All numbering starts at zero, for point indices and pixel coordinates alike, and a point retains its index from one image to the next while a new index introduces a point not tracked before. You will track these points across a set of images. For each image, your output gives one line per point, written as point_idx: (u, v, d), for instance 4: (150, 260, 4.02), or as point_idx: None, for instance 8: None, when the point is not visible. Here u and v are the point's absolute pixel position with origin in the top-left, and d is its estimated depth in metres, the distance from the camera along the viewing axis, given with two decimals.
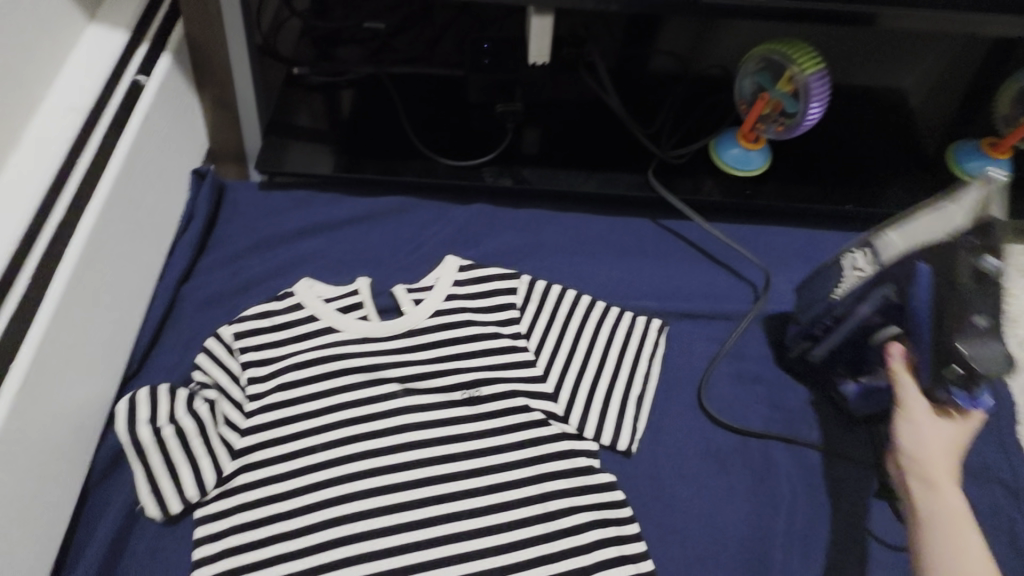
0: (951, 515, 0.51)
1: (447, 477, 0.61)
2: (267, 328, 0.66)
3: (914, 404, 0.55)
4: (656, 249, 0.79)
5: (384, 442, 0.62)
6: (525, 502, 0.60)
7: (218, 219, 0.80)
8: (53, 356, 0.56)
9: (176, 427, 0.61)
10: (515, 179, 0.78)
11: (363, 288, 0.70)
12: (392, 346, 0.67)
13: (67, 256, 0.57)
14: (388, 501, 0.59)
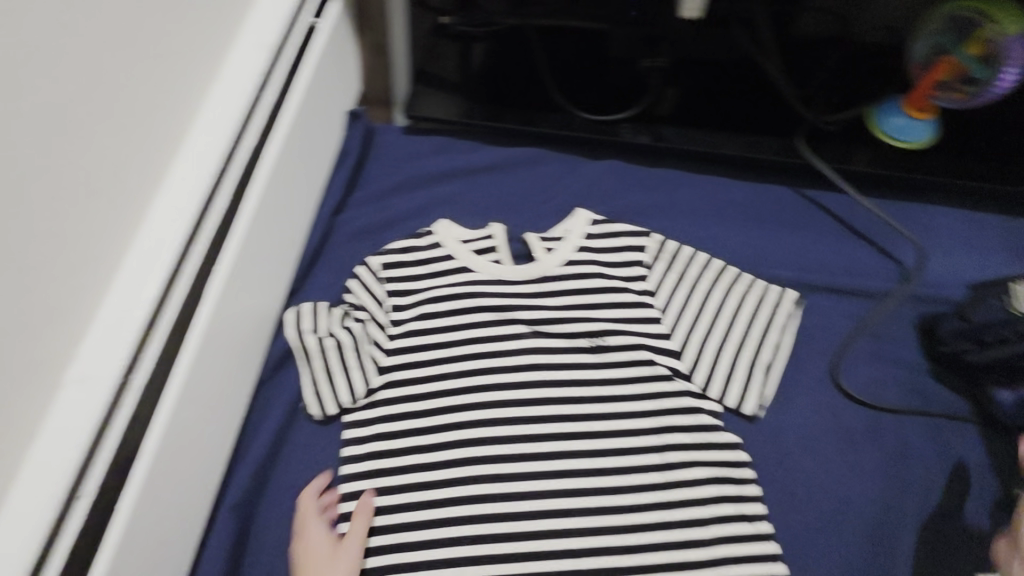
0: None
1: (574, 414, 0.64)
2: (409, 263, 0.72)
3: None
4: (795, 218, 0.76)
5: (515, 376, 0.66)
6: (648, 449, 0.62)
7: (367, 158, 0.86)
8: (245, 266, 0.63)
9: (333, 340, 0.69)
10: (654, 137, 0.78)
11: (498, 233, 0.73)
12: (524, 289, 0.70)
13: (257, 179, 0.64)
14: (518, 430, 0.63)
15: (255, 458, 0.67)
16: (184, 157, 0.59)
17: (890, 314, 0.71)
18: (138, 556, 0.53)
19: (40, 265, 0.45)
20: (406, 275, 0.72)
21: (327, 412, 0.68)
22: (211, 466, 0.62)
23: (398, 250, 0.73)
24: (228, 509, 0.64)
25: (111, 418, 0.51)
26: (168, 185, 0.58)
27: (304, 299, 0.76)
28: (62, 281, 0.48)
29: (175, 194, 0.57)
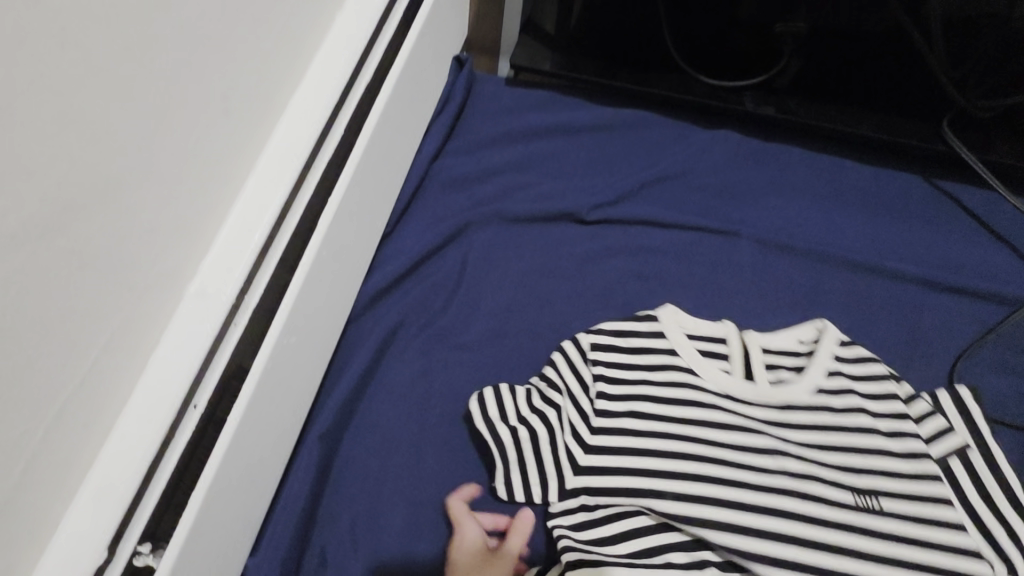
0: None
1: (690, 406, 0.59)
2: (624, 349, 0.63)
3: None
4: (924, 210, 0.71)
5: (639, 358, 0.63)
6: (769, 451, 0.56)
7: (468, 106, 0.85)
8: (353, 198, 0.66)
9: (529, 429, 0.62)
10: (779, 108, 0.75)
11: (734, 339, 0.64)
12: (714, 383, 0.61)
13: (372, 114, 0.67)
14: (634, 407, 0.60)
15: (342, 392, 0.68)
16: (300, 96, 0.62)
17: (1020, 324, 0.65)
18: (241, 463, 0.56)
19: (179, 175, 0.49)
20: (521, 258, 0.75)
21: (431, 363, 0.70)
22: (304, 393, 0.65)
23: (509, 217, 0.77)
24: (315, 438, 0.66)
25: (226, 330, 0.54)
26: (284, 122, 0.61)
27: (397, 243, 0.75)
28: (193, 195, 0.51)
29: (291, 131, 0.60)
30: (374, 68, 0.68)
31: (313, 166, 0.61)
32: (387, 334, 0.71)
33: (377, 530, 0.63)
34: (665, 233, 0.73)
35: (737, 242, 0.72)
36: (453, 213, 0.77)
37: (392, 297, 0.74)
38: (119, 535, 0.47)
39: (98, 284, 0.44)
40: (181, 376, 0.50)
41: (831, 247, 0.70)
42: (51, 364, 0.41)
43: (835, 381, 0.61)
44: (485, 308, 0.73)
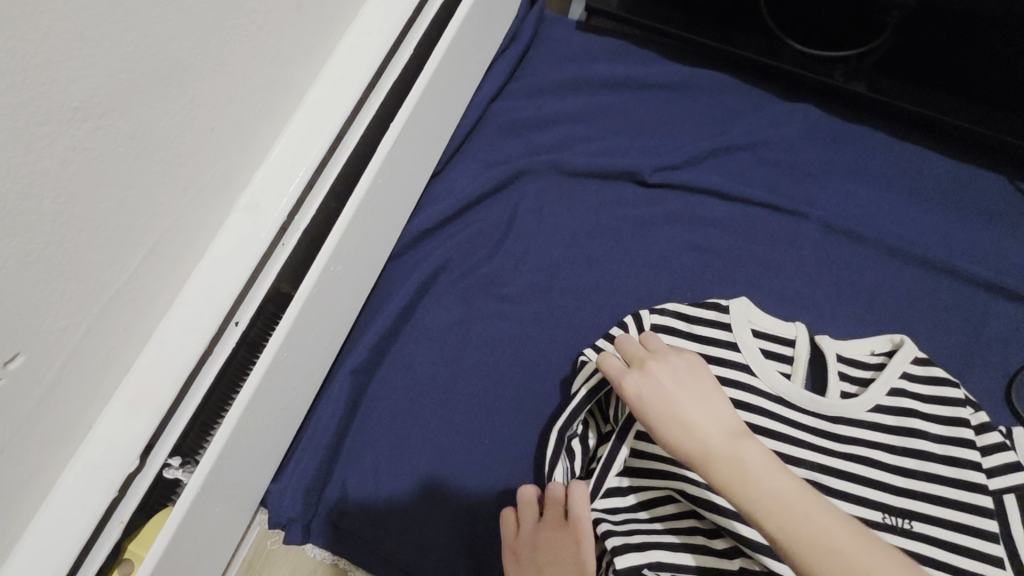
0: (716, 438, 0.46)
1: (732, 390, 0.57)
2: (682, 332, 0.61)
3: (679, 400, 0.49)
4: (1005, 215, 0.67)
5: (697, 347, 0.60)
6: (803, 443, 0.55)
7: (534, 47, 0.79)
8: (414, 126, 0.61)
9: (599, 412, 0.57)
10: (870, 86, 0.70)
11: (803, 341, 0.60)
12: (780, 384, 0.57)
13: (444, 38, 0.62)
14: None
15: (378, 329, 0.65)
16: (369, 10, 0.58)
17: None
18: (275, 390, 0.53)
19: (245, 74, 0.46)
20: (575, 213, 0.71)
21: (471, 309, 0.68)
22: (342, 325, 0.62)
23: (565, 168, 0.72)
24: (347, 372, 0.63)
25: (274, 249, 0.51)
26: (353, 36, 0.57)
27: (447, 182, 0.72)
28: (254, 99, 0.48)
29: (357, 48, 0.57)
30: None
31: (377, 86, 0.57)
32: (429, 276, 0.68)
33: (401, 470, 0.62)
34: (729, 205, 0.70)
35: (805, 224, 0.68)
36: (508, 159, 0.73)
37: (437, 238, 0.70)
38: (151, 445, 0.46)
39: (153, 182, 0.41)
40: (225, 291, 0.48)
41: (905, 242, 0.66)
42: (99, 260, 0.39)
43: (904, 402, 0.57)
44: (531, 262, 0.70)
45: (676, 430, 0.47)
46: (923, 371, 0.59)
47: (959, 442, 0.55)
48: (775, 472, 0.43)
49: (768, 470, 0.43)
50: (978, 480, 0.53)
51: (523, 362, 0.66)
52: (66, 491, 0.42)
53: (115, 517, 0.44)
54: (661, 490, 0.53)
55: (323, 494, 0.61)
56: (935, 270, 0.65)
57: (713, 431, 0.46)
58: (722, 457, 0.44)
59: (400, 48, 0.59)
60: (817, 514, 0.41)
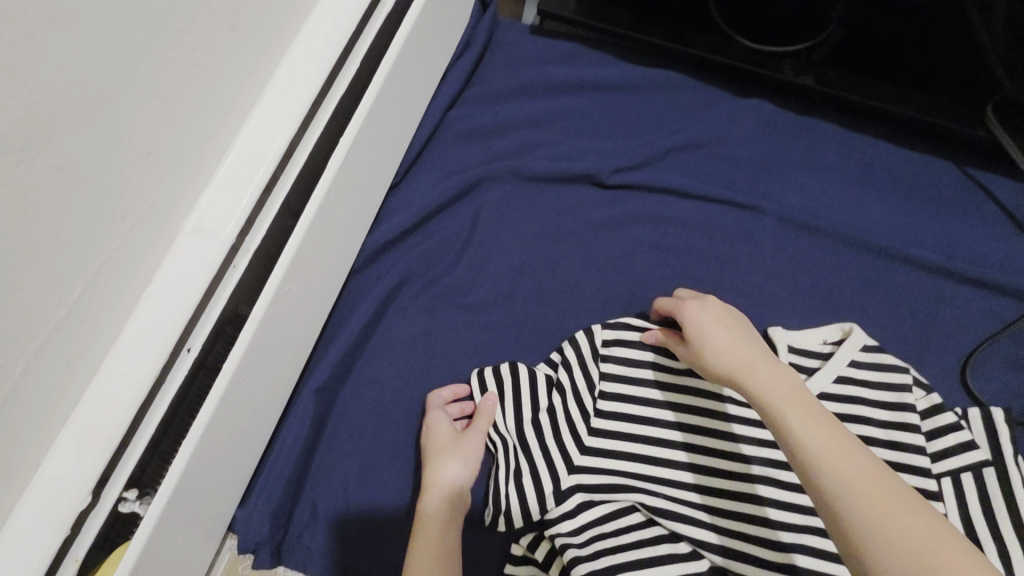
0: (740, 363, 0.51)
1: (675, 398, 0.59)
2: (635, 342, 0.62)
3: (708, 328, 0.54)
4: (954, 199, 0.68)
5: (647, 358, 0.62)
6: (739, 439, 0.57)
7: (488, 54, 0.79)
8: (365, 140, 0.61)
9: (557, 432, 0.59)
10: (818, 79, 0.70)
11: None
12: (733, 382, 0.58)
13: (390, 50, 0.61)
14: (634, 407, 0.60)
15: (341, 346, 0.65)
16: (311, 26, 0.57)
17: None
18: (233, 416, 0.52)
19: (181, 97, 0.45)
20: (535, 218, 0.71)
21: (436, 321, 0.68)
22: (302, 344, 0.61)
23: (523, 174, 0.72)
24: (310, 391, 0.63)
25: (223, 274, 0.50)
26: (296, 53, 0.56)
27: (406, 194, 0.71)
28: (192, 123, 0.47)
29: (301, 64, 0.56)
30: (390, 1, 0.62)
31: (324, 102, 0.57)
32: (392, 289, 0.68)
33: (369, 487, 0.61)
34: (688, 203, 0.70)
35: (762, 219, 0.69)
36: (466, 166, 0.73)
37: (399, 250, 0.70)
38: (104, 481, 0.44)
39: (86, 213, 0.40)
40: (173, 318, 0.47)
41: (859, 231, 0.67)
42: (33, 298, 0.38)
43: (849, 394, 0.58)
44: (493, 269, 0.69)
45: (711, 359, 0.52)
46: (869, 359, 0.58)
47: (903, 427, 0.55)
48: (807, 404, 0.47)
49: (800, 399, 0.47)
50: (922, 464, 0.54)
51: None
52: (15, 535, 0.41)
53: (69, 556, 0.43)
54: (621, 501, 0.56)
55: (292, 516, 0.61)
56: (889, 258, 0.66)
57: (741, 358, 0.51)
58: (744, 374, 0.50)
59: (347, 63, 0.59)
60: (831, 431, 0.44)
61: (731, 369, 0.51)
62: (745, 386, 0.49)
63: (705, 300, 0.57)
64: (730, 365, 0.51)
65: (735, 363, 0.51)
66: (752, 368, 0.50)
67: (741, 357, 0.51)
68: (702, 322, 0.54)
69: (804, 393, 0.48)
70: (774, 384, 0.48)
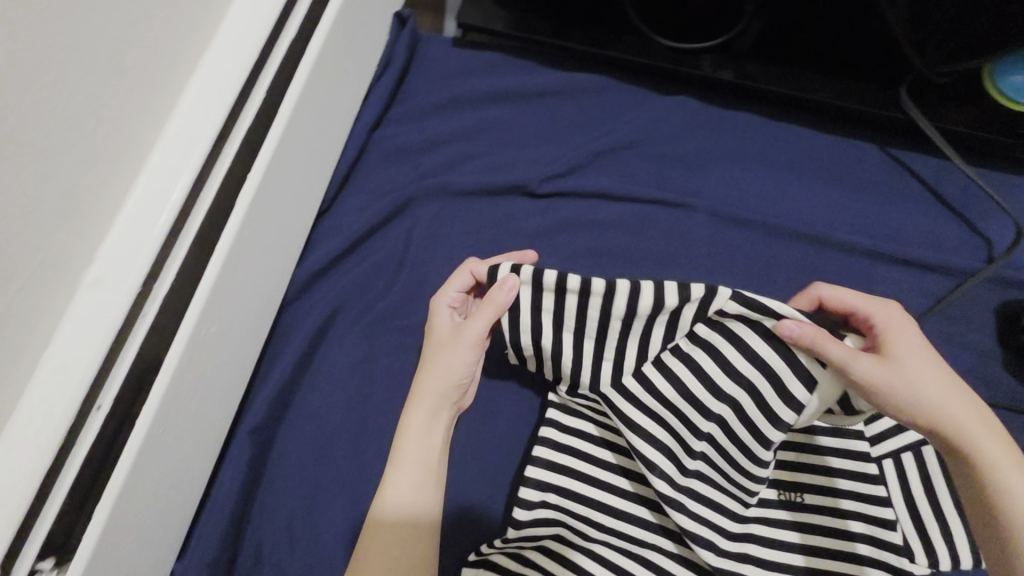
0: (963, 411, 0.49)
1: (685, 409, 0.55)
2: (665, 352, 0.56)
3: (913, 359, 0.50)
4: (880, 181, 0.69)
5: (676, 371, 0.55)
6: (722, 450, 0.55)
7: (411, 70, 0.78)
8: (280, 172, 0.59)
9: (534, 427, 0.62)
10: (736, 73, 0.71)
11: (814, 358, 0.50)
12: (746, 397, 0.52)
13: (296, 79, 0.60)
14: (628, 415, 0.56)
15: (276, 382, 0.63)
16: (211, 58, 0.55)
17: (968, 296, 0.64)
18: (156, 471, 0.51)
19: (67, 147, 0.42)
20: (468, 233, 0.70)
21: (374, 347, 0.67)
22: (233, 385, 0.60)
23: (452, 190, 0.71)
24: (247, 431, 0.61)
25: (131, 325, 0.48)
26: (196, 87, 0.54)
27: (335, 220, 0.70)
28: (82, 172, 0.44)
29: (202, 99, 0.54)
30: (295, 25, 0.60)
31: (230, 136, 0.55)
32: (326, 318, 0.67)
33: (313, 524, 0.60)
34: (619, 206, 0.70)
35: (693, 216, 0.69)
36: (396, 187, 0.72)
37: (332, 277, 0.69)
38: (14, 554, 0.42)
39: None
40: (79, 377, 0.45)
41: (788, 221, 0.68)
42: None
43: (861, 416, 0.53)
44: (429, 288, 0.68)
45: (902, 391, 0.49)
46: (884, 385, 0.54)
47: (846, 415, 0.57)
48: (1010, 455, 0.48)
49: (1009, 453, 0.48)
50: (859, 449, 0.56)
51: None
52: None
53: None
54: (570, 485, 0.58)
55: (236, 560, 0.59)
56: (818, 245, 0.67)
57: (953, 405, 0.49)
58: (964, 428, 0.49)
59: (253, 93, 0.57)
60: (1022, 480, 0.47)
61: (951, 418, 0.49)
62: (969, 441, 0.48)
63: (903, 321, 0.52)
64: (944, 413, 0.49)
65: (953, 412, 0.49)
66: (969, 420, 0.49)
67: (943, 401, 0.49)
68: (902, 348, 0.51)
69: (1002, 438, 0.49)
70: (989, 437, 0.48)
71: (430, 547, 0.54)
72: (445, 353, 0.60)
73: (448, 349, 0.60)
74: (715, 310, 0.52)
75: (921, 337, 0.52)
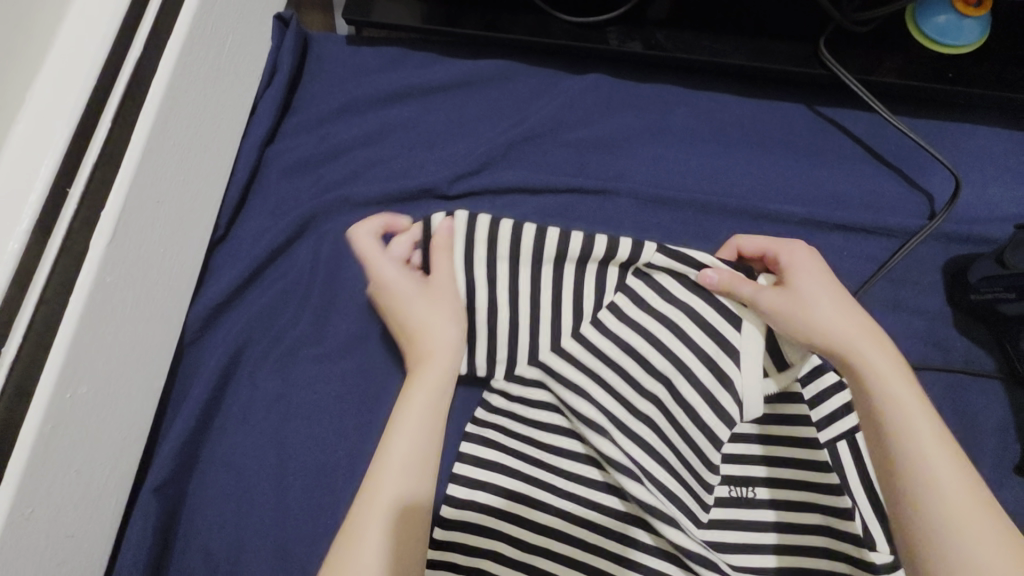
0: (857, 336, 0.49)
1: (625, 392, 0.54)
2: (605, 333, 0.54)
3: (811, 289, 0.51)
4: (810, 143, 0.65)
5: (618, 354, 0.54)
6: (655, 437, 0.54)
7: (304, 76, 0.72)
8: (143, 206, 0.52)
9: (482, 434, 0.56)
10: (646, 43, 0.66)
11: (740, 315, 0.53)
12: (678, 381, 0.53)
13: (149, 99, 0.52)
14: (576, 408, 0.54)
15: (179, 433, 0.58)
16: (41, 86, 0.48)
17: (912, 256, 0.60)
18: (29, 559, 0.45)
19: None
20: None
21: (286, 381, 0.61)
22: (127, 445, 0.54)
23: (357, 202, 0.66)
24: (149, 490, 0.56)
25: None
26: (26, 122, 0.47)
27: (234, 247, 0.65)
28: None
29: (36, 135, 0.47)
30: (144, 39, 0.53)
31: (76, 173, 0.48)
32: (231, 358, 0.61)
33: None
34: (536, 199, 0.65)
35: (617, 202, 0.64)
36: (297, 204, 0.66)
37: (234, 311, 0.63)
38: None
39: None
40: None
41: (716, 196, 0.63)
42: None
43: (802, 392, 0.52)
44: (341, 311, 0.63)
45: (796, 319, 0.50)
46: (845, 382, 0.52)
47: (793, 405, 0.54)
48: (901, 380, 0.48)
49: (900, 377, 0.48)
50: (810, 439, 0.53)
51: (353, 423, 0.60)
52: None
53: None
54: (516, 497, 0.54)
55: None
56: (751, 218, 0.62)
57: (847, 328, 0.50)
58: (852, 353, 0.49)
59: (99, 123, 0.50)
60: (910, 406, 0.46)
61: (839, 341, 0.49)
62: (856, 363, 0.49)
63: (808, 257, 0.53)
64: (836, 337, 0.49)
65: (842, 334, 0.49)
66: (859, 340, 0.49)
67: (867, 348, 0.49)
68: (803, 279, 0.52)
69: (898, 363, 0.49)
70: (882, 361, 0.48)
71: (419, 540, 0.49)
72: (434, 313, 0.55)
73: (432, 303, 0.55)
74: (643, 263, 0.54)
75: (827, 270, 0.53)
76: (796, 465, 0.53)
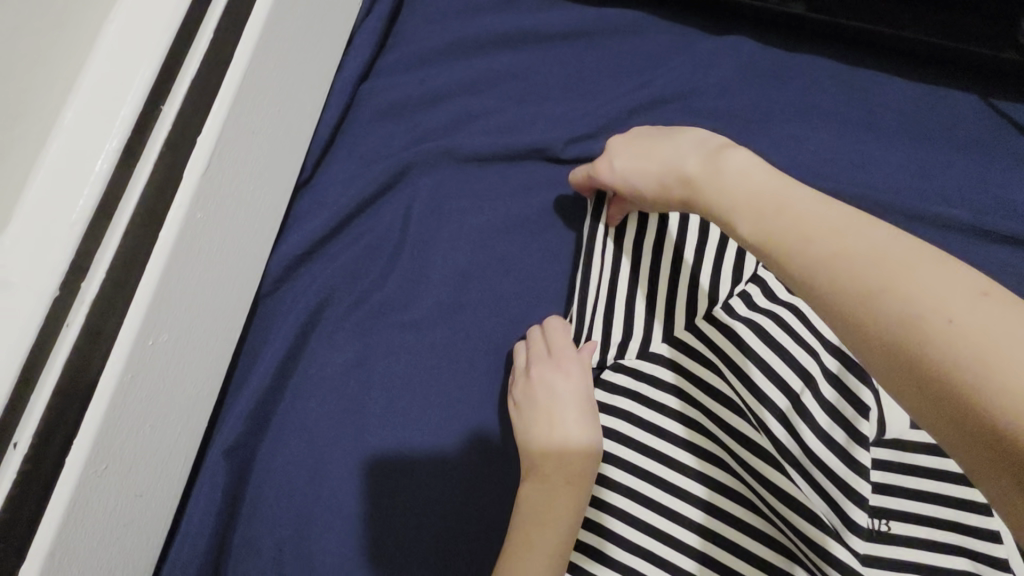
0: (694, 181, 0.44)
1: (763, 387, 0.50)
2: (736, 325, 0.52)
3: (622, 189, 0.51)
4: (980, 140, 0.57)
5: (753, 347, 0.51)
6: (793, 441, 0.49)
7: (404, 8, 0.65)
8: (241, 137, 0.46)
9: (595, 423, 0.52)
10: (809, 5, 0.58)
11: None
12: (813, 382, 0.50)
13: (255, 16, 0.45)
14: (703, 404, 0.51)
15: (253, 391, 0.53)
16: None
17: None
18: (99, 522, 0.40)
19: None
20: (479, 208, 0.58)
21: (369, 346, 0.55)
22: (201, 400, 0.49)
23: (459, 156, 0.59)
24: (219, 449, 0.52)
25: (44, 357, 0.37)
26: (120, 23, 0.41)
27: (320, 191, 0.58)
28: None
29: (132, 39, 0.41)
30: None
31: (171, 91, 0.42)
32: (310, 315, 0.55)
33: (304, 561, 0.50)
34: None
35: None
36: (390, 152, 0.59)
37: (315, 264, 0.57)
38: None
39: None
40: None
41: (870, 190, 0.55)
42: None
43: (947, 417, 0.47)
44: (433, 276, 0.57)
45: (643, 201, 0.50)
46: None
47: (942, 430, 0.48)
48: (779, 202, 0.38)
49: (776, 201, 0.38)
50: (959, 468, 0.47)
51: (439, 400, 0.54)
52: None
53: None
54: (632, 496, 0.50)
55: None
56: (908, 219, 0.55)
57: (679, 181, 0.45)
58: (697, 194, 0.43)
59: (195, 36, 0.43)
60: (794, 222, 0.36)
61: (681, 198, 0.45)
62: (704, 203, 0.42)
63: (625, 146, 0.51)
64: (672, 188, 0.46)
65: (667, 174, 0.46)
66: (684, 183, 0.45)
67: (710, 173, 0.43)
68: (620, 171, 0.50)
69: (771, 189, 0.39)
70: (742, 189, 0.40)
71: None
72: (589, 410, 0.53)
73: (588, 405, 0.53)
74: None
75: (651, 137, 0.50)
76: (943, 502, 0.47)
